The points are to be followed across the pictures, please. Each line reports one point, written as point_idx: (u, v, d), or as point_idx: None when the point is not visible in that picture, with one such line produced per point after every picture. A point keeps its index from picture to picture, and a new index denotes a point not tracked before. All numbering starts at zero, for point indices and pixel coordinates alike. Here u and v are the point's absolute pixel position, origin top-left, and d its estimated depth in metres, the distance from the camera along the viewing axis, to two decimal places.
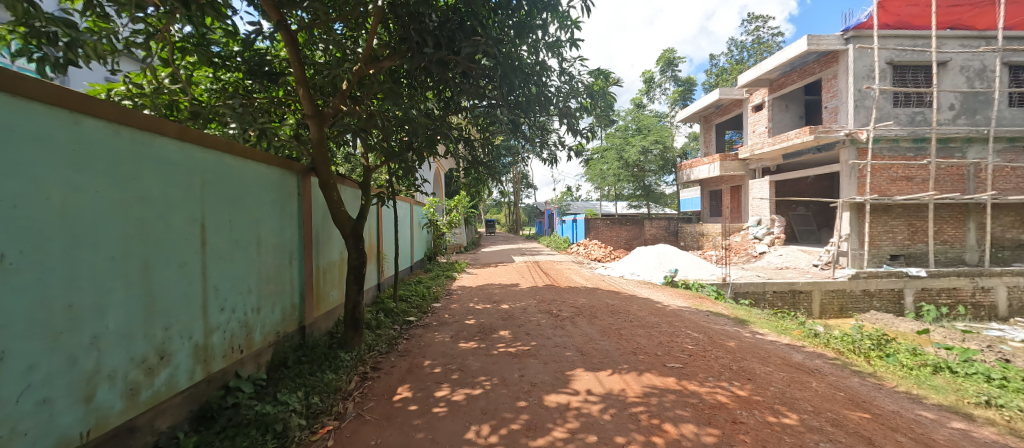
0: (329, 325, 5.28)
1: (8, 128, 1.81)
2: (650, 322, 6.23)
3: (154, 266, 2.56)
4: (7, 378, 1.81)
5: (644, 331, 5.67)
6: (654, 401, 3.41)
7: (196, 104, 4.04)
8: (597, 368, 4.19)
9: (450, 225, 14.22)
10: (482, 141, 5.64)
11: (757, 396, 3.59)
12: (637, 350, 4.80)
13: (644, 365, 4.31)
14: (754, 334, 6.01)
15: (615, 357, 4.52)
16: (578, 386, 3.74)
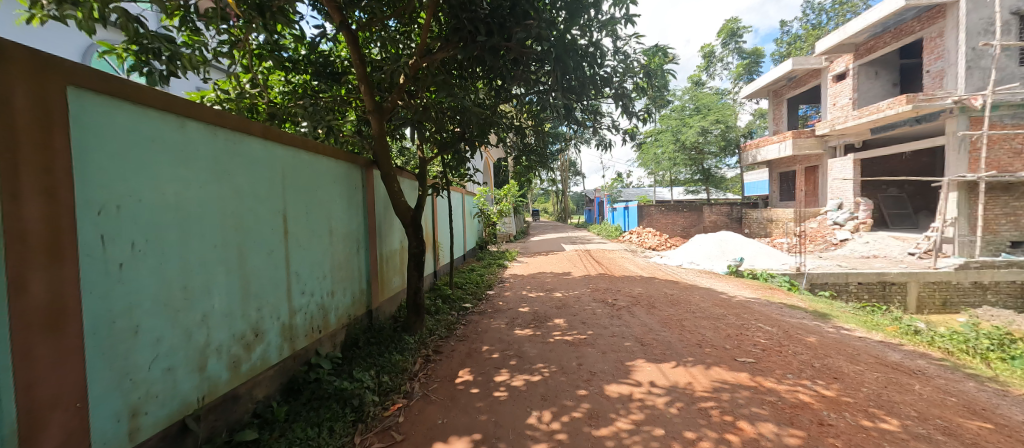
0: (392, 310, 5.60)
1: (131, 132, 2.08)
2: (716, 313, 5.91)
3: (247, 252, 2.85)
4: (142, 348, 2.10)
5: (709, 323, 5.41)
6: (726, 397, 3.26)
7: (273, 106, 4.41)
8: (660, 360, 4.07)
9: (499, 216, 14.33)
10: (533, 128, 5.58)
11: (847, 397, 3.30)
12: (702, 343, 4.59)
13: (712, 358, 4.12)
14: (838, 329, 5.51)
15: (678, 350, 4.36)
16: (640, 377, 3.67)
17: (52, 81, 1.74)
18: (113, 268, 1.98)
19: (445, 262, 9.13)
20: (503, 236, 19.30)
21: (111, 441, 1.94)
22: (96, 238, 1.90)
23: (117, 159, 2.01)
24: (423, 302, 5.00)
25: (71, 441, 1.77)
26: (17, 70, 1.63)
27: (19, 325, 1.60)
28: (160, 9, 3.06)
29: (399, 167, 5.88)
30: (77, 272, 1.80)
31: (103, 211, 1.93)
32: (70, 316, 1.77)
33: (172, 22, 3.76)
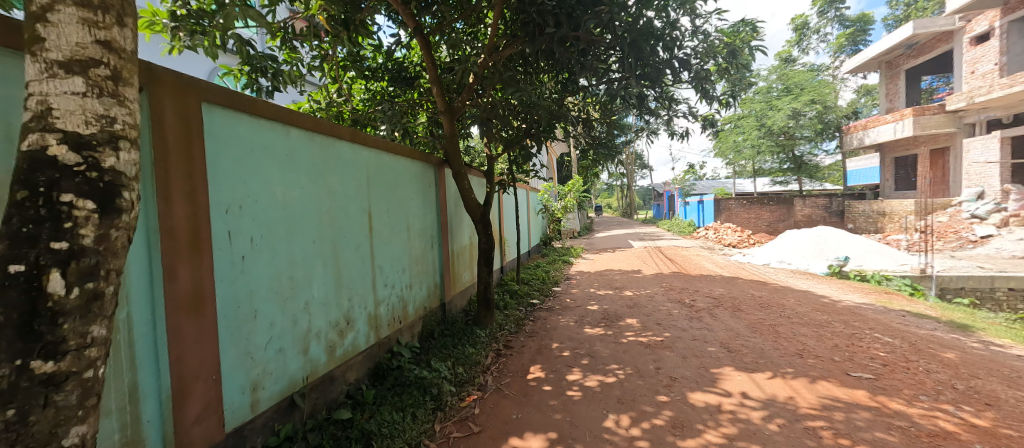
0: (463, 304, 5.83)
1: (247, 140, 2.38)
2: (819, 320, 5.29)
3: (339, 247, 3.13)
4: (259, 330, 2.41)
5: (809, 330, 4.86)
6: (840, 417, 2.90)
7: (356, 113, 4.80)
8: (751, 369, 3.74)
9: (564, 210, 14.16)
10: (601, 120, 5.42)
11: (1006, 429, 2.77)
12: (804, 353, 4.14)
13: (818, 371, 3.69)
14: (984, 344, 4.64)
15: (774, 359, 3.98)
16: (729, 387, 3.41)
17: (191, 98, 2.05)
18: (237, 260, 2.28)
19: (512, 258, 9.28)
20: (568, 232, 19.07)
21: (238, 410, 2.26)
22: (224, 234, 2.21)
23: (238, 164, 2.31)
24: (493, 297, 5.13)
25: (209, 407, 2.08)
26: (167, 91, 1.94)
27: (171, 307, 1.91)
28: (265, 32, 3.47)
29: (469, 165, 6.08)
30: (211, 263, 2.11)
31: (229, 210, 2.24)
32: (206, 301, 2.08)
33: (274, 44, 4.25)
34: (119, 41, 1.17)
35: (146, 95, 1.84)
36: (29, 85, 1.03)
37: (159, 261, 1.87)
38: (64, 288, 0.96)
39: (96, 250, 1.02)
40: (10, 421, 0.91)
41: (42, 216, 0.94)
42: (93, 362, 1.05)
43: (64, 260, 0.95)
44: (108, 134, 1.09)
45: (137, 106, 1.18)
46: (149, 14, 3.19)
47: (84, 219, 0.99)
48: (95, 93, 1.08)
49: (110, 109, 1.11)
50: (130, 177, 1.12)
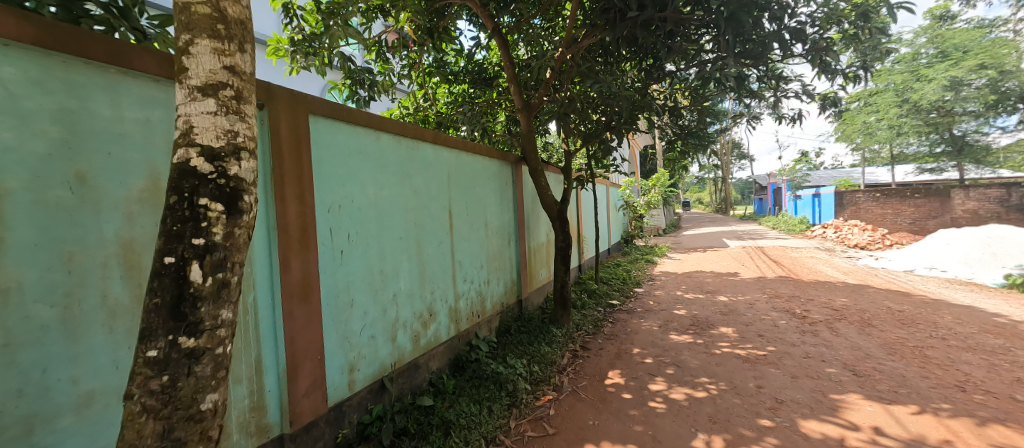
0: (540, 301, 5.84)
1: (345, 146, 2.63)
2: (988, 344, 4.22)
3: (423, 244, 3.33)
4: (355, 318, 2.67)
5: (974, 357, 3.90)
6: None
7: (440, 116, 5.06)
8: (887, 400, 3.13)
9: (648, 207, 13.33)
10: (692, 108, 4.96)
11: None
12: (967, 386, 3.33)
13: (989, 412, 2.94)
14: None
15: (920, 390, 3.27)
16: (855, 419, 2.89)
17: (300, 111, 2.32)
18: (337, 254, 2.55)
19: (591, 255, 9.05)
20: (653, 229, 17.99)
21: (337, 388, 2.53)
22: (326, 230, 2.48)
23: (338, 168, 2.57)
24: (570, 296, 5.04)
25: (315, 384, 2.36)
26: (282, 105, 2.22)
27: (286, 294, 2.20)
28: (363, 48, 3.83)
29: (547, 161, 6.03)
30: (317, 256, 2.38)
31: (330, 210, 2.51)
32: (313, 290, 2.36)
33: (371, 58, 4.66)
34: (241, 64, 1.36)
35: (267, 110, 2.13)
36: (178, 109, 1.24)
37: (276, 254, 2.16)
38: (201, 277, 1.14)
39: (224, 246, 1.20)
40: (163, 384, 1.11)
41: (187, 216, 1.14)
42: (223, 340, 1.23)
43: (201, 254, 1.14)
44: (233, 146, 1.26)
45: (254, 120, 1.36)
46: (274, 41, 3.71)
47: (215, 218, 1.18)
48: (223, 111, 1.27)
49: (234, 124, 1.29)
50: (248, 182, 1.29)
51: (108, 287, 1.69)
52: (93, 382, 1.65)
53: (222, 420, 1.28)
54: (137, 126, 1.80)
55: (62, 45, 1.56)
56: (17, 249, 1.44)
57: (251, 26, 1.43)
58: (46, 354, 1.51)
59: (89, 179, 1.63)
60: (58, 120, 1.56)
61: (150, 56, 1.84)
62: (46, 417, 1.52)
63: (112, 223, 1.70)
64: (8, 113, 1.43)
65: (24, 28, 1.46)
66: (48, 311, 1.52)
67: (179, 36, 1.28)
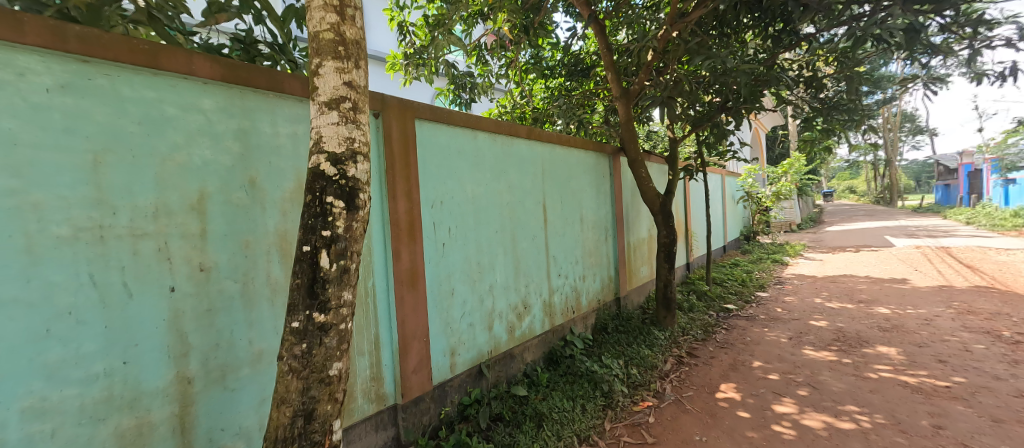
0: (640, 300, 5.51)
1: (446, 146, 2.84)
2: None
3: (517, 238, 3.42)
4: (455, 305, 2.86)
5: None
6: None
7: (536, 111, 5.12)
8: None
9: (777, 199, 11.46)
10: (833, 76, 4.09)
11: None
12: None
13: None
14: None
15: None
16: None
17: (407, 116, 2.57)
18: (439, 246, 2.76)
19: (701, 253, 8.19)
20: (780, 226, 15.39)
21: (440, 368, 2.75)
22: (430, 224, 2.71)
23: (439, 167, 2.79)
24: (675, 297, 4.65)
25: (422, 363, 2.61)
26: (393, 112, 2.48)
27: (397, 281, 2.47)
28: (464, 54, 4.08)
29: (648, 150, 5.63)
30: (422, 248, 2.62)
31: (433, 206, 2.73)
32: (419, 278, 2.60)
33: (472, 62, 4.90)
34: (357, 79, 1.56)
35: (381, 118, 2.41)
36: (311, 122, 1.47)
37: (390, 245, 2.44)
38: (329, 263, 1.35)
39: (345, 236, 1.39)
40: (302, 350, 1.34)
41: (318, 212, 1.35)
42: (346, 317, 1.44)
43: (328, 244, 1.35)
44: (351, 151, 1.46)
45: (368, 127, 1.55)
46: (391, 57, 4.17)
47: (338, 213, 1.38)
48: (345, 122, 1.48)
49: (351, 131, 1.48)
50: (363, 181, 1.48)
51: (270, 268, 2.11)
52: (262, 344, 2.08)
53: (346, 386, 1.49)
54: (288, 139, 2.21)
55: (238, 80, 1.98)
56: (214, 237, 1.89)
57: (365, 45, 1.62)
58: (233, 318, 1.96)
59: (258, 183, 2.06)
60: (238, 137, 1.99)
61: (296, 81, 2.25)
62: (234, 367, 1.97)
63: (273, 218, 2.13)
64: (207, 135, 1.88)
65: (214, 69, 1.89)
66: (234, 285, 1.97)
67: (311, 60, 1.52)
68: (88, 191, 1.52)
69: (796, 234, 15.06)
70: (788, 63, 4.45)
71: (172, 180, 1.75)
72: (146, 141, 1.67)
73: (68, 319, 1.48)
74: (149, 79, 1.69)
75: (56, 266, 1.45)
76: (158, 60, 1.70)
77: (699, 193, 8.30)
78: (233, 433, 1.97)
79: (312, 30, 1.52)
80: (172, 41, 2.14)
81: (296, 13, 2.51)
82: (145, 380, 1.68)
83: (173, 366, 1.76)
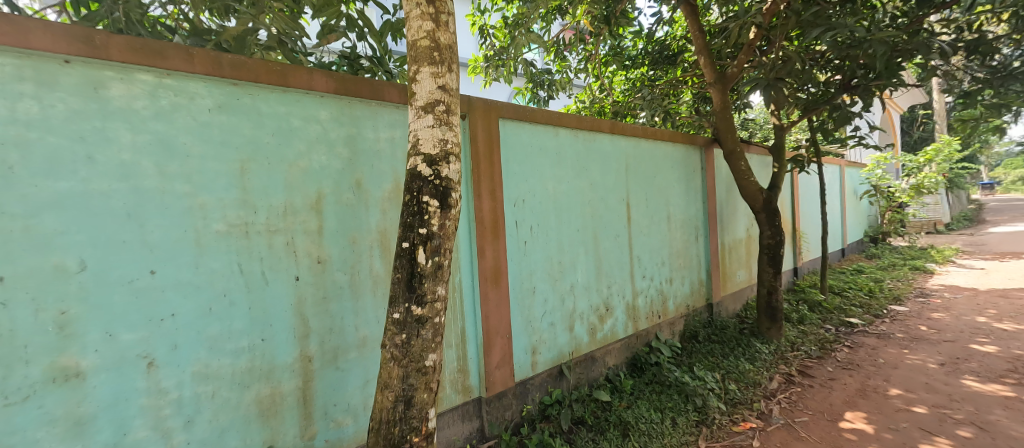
0: (737, 308, 4.98)
1: (527, 144, 2.86)
2: None
3: (599, 237, 3.32)
4: (536, 304, 2.88)
5: None
6: None
7: (616, 104, 4.93)
8: None
9: (918, 193, 9.46)
10: (1006, 36, 3.26)
11: None
12: None
13: None
14: None
15: None
16: None
17: (492, 116, 2.63)
18: (521, 244, 2.80)
19: (814, 256, 7.13)
20: (921, 225, 12.71)
21: (522, 365, 2.80)
22: (512, 223, 2.76)
23: (521, 165, 2.82)
24: (783, 307, 4.16)
25: (505, 358, 2.67)
26: (479, 113, 2.55)
27: (481, 278, 2.55)
28: (543, 51, 4.07)
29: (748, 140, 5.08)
30: (505, 246, 2.68)
31: (515, 204, 2.77)
32: (502, 276, 2.66)
33: (550, 58, 4.85)
34: (450, 82, 1.65)
35: (468, 120, 2.50)
36: (410, 126, 1.60)
37: (474, 243, 2.53)
38: (425, 259, 1.47)
39: (439, 234, 1.50)
40: (402, 340, 1.47)
41: (416, 210, 1.47)
42: (440, 311, 1.55)
43: (424, 240, 1.46)
44: (444, 152, 1.56)
45: (459, 128, 1.65)
46: (472, 61, 4.38)
47: (433, 212, 1.49)
48: (439, 124, 1.58)
49: (445, 133, 1.58)
50: (454, 181, 1.57)
51: (372, 263, 2.35)
52: (366, 331, 2.33)
53: (440, 376, 1.59)
54: (387, 143, 2.43)
55: (348, 91, 2.23)
56: (328, 234, 2.16)
57: (457, 48, 1.71)
58: (343, 306, 2.23)
59: (363, 184, 2.31)
60: (347, 144, 2.25)
61: (394, 89, 2.46)
62: (344, 350, 2.24)
63: (375, 216, 2.37)
64: (323, 143, 2.16)
65: (329, 83, 2.16)
66: (343, 277, 2.23)
67: (410, 68, 1.65)
68: (237, 194, 1.85)
69: (947, 236, 12.28)
70: (939, 25, 3.66)
71: (297, 184, 2.05)
72: (278, 150, 1.98)
73: (223, 301, 1.82)
74: (280, 96, 2.00)
75: (215, 256, 1.79)
76: (286, 78, 1.99)
77: (813, 188, 7.21)
78: (343, 409, 2.24)
79: (410, 39, 1.65)
80: (296, 62, 2.48)
81: (392, 26, 2.74)
82: (277, 355, 1.99)
83: (297, 345, 2.06)
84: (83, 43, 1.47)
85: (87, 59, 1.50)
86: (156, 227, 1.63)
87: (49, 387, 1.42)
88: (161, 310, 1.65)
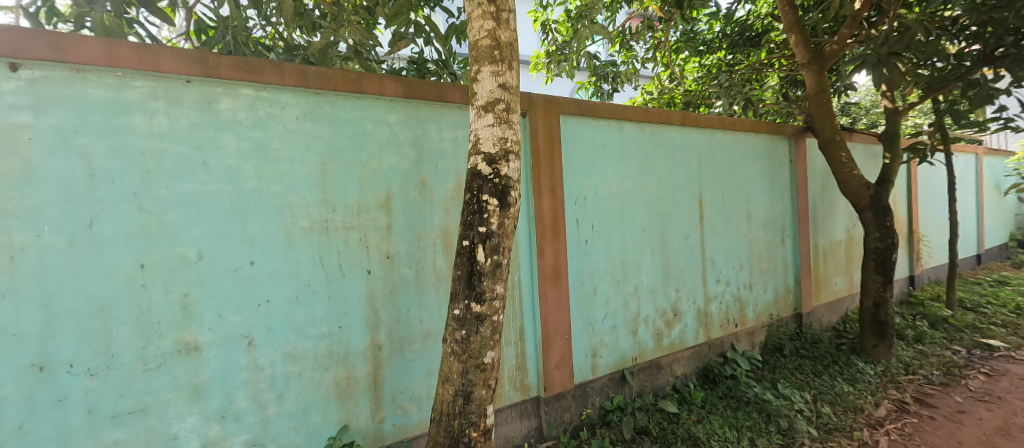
0: (833, 320, 4.39)
1: (589, 140, 2.77)
2: None
3: (668, 236, 3.12)
4: (598, 305, 2.79)
5: None
6: None
7: (688, 94, 4.62)
8: None
9: None
10: None
11: None
12: None
13: None
14: None
15: None
16: None
17: (552, 112, 2.58)
18: (581, 243, 2.72)
19: (937, 263, 6.05)
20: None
21: (582, 368, 2.73)
22: (573, 221, 2.69)
23: (583, 162, 2.74)
24: (893, 323, 3.58)
25: (564, 359, 2.62)
26: (539, 110, 2.52)
27: (541, 276, 2.52)
28: (606, 43, 3.92)
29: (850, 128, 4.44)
30: (565, 244, 2.62)
31: (577, 202, 2.70)
32: (562, 275, 2.61)
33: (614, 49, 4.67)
34: (510, 80, 1.65)
35: (529, 117, 2.48)
36: (471, 125, 1.62)
37: (534, 241, 2.51)
38: (485, 257, 1.48)
39: (498, 233, 1.51)
40: (462, 336, 1.50)
41: (475, 209, 1.49)
42: (498, 310, 1.56)
43: (484, 239, 1.48)
44: (503, 150, 1.56)
45: (519, 126, 1.64)
46: (534, 57, 4.36)
47: (492, 210, 1.49)
48: (499, 123, 1.58)
49: (505, 131, 1.58)
50: (513, 179, 1.57)
51: (436, 259, 2.44)
52: (429, 324, 2.43)
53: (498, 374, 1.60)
54: (451, 143, 2.51)
55: (416, 94, 2.33)
56: (396, 230, 2.29)
57: (517, 46, 1.70)
58: (409, 299, 2.35)
59: (427, 183, 2.41)
60: (413, 145, 2.37)
61: (458, 90, 2.52)
62: (409, 341, 2.35)
63: (439, 214, 2.46)
64: (392, 145, 2.29)
65: (398, 88, 2.27)
66: (409, 272, 2.34)
67: (471, 68, 1.67)
68: (319, 194, 2.03)
69: None
70: None
71: (369, 183, 2.19)
72: (353, 153, 2.14)
73: (307, 290, 2.01)
74: (355, 102, 2.15)
75: (301, 250, 1.98)
76: (360, 85, 2.14)
77: (938, 182, 6.08)
78: (409, 397, 2.36)
79: (472, 39, 1.67)
80: (369, 70, 2.67)
81: (457, 29, 2.82)
82: (352, 342, 2.15)
83: (368, 334, 2.21)
84: (199, 64, 1.71)
85: (202, 78, 1.74)
86: (255, 223, 1.85)
87: (174, 357, 1.68)
88: (258, 296, 1.87)
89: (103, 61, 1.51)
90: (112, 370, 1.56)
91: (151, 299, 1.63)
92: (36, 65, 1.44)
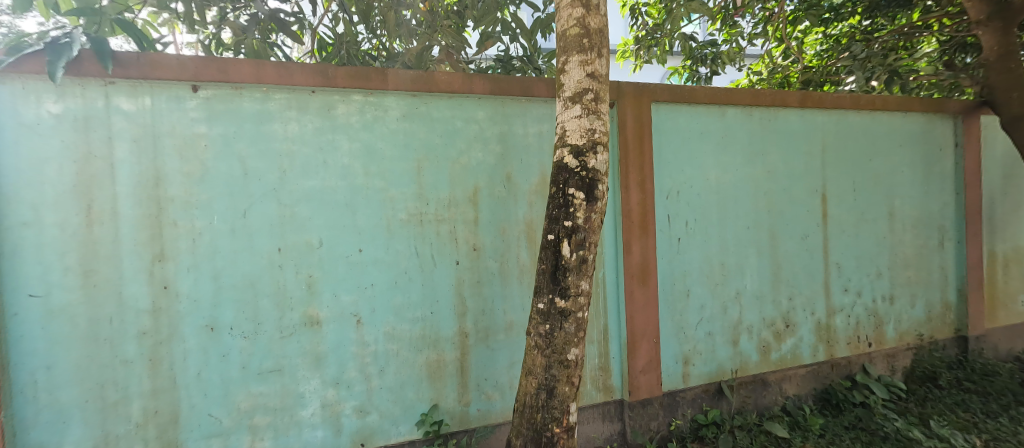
0: (1016, 349, 3.44)
1: (685, 130, 2.55)
2: None
3: (780, 236, 2.74)
4: (692, 309, 2.57)
5: None
6: None
7: (808, 72, 4.01)
8: None
9: None
10: None
11: None
12: None
13: None
14: None
15: None
16: None
17: (643, 101, 2.42)
18: (674, 241, 2.53)
19: None
20: None
21: (673, 375, 2.54)
22: (665, 217, 2.51)
23: (677, 153, 2.53)
24: None
25: (652, 364, 2.46)
26: (628, 100, 2.38)
27: (627, 274, 2.39)
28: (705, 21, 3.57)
29: None
30: (655, 242, 2.45)
31: (669, 197, 2.51)
32: (651, 274, 2.44)
33: (715, 27, 4.23)
34: (599, 69, 1.59)
35: (617, 107, 2.36)
36: (558, 118, 1.60)
37: (621, 237, 2.39)
38: (570, 252, 1.46)
39: (584, 228, 1.47)
40: (546, 330, 1.50)
41: (561, 203, 1.47)
42: (582, 306, 1.52)
43: (570, 233, 1.45)
44: (591, 141, 1.51)
45: (608, 117, 1.58)
46: (621, 45, 4.15)
47: (578, 204, 1.46)
48: (587, 114, 1.54)
49: (593, 122, 1.53)
50: (601, 172, 1.51)
51: (519, 252, 2.48)
52: (513, 315, 2.48)
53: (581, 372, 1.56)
54: (536, 137, 2.52)
55: (503, 91, 2.39)
56: (482, 224, 2.38)
57: (607, 33, 1.63)
58: (493, 290, 2.42)
59: (513, 178, 2.46)
60: (500, 141, 2.43)
61: (545, 84, 2.51)
62: (493, 331, 2.43)
63: (524, 208, 2.49)
64: (480, 141, 2.38)
65: (486, 85, 2.35)
66: (494, 264, 2.42)
67: (559, 60, 1.64)
68: (415, 189, 2.20)
69: None
70: None
71: (459, 179, 2.31)
72: (445, 150, 2.28)
73: (404, 276, 2.19)
74: (447, 102, 2.28)
75: (399, 240, 2.17)
76: (452, 85, 2.26)
77: None
78: (492, 384, 2.44)
79: (560, 30, 1.64)
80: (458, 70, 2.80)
81: (543, 23, 2.82)
82: (441, 328, 2.30)
83: (455, 321, 2.33)
84: (321, 76, 1.97)
85: (323, 88, 2.00)
86: (363, 215, 2.08)
87: (302, 328, 1.97)
88: (364, 279, 2.10)
89: (253, 78, 1.82)
90: (258, 335, 1.89)
91: (285, 278, 1.93)
92: (210, 86, 1.80)
